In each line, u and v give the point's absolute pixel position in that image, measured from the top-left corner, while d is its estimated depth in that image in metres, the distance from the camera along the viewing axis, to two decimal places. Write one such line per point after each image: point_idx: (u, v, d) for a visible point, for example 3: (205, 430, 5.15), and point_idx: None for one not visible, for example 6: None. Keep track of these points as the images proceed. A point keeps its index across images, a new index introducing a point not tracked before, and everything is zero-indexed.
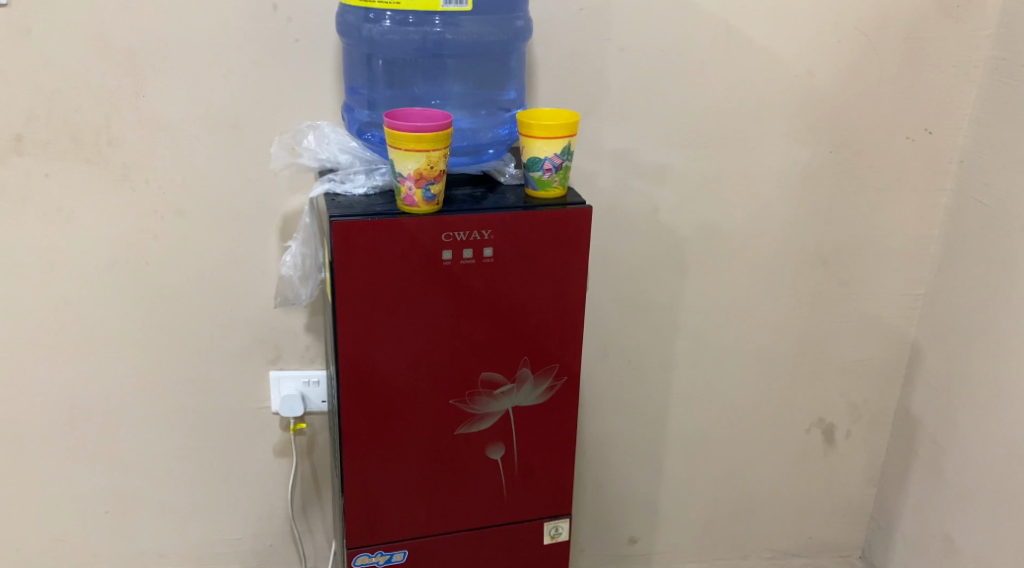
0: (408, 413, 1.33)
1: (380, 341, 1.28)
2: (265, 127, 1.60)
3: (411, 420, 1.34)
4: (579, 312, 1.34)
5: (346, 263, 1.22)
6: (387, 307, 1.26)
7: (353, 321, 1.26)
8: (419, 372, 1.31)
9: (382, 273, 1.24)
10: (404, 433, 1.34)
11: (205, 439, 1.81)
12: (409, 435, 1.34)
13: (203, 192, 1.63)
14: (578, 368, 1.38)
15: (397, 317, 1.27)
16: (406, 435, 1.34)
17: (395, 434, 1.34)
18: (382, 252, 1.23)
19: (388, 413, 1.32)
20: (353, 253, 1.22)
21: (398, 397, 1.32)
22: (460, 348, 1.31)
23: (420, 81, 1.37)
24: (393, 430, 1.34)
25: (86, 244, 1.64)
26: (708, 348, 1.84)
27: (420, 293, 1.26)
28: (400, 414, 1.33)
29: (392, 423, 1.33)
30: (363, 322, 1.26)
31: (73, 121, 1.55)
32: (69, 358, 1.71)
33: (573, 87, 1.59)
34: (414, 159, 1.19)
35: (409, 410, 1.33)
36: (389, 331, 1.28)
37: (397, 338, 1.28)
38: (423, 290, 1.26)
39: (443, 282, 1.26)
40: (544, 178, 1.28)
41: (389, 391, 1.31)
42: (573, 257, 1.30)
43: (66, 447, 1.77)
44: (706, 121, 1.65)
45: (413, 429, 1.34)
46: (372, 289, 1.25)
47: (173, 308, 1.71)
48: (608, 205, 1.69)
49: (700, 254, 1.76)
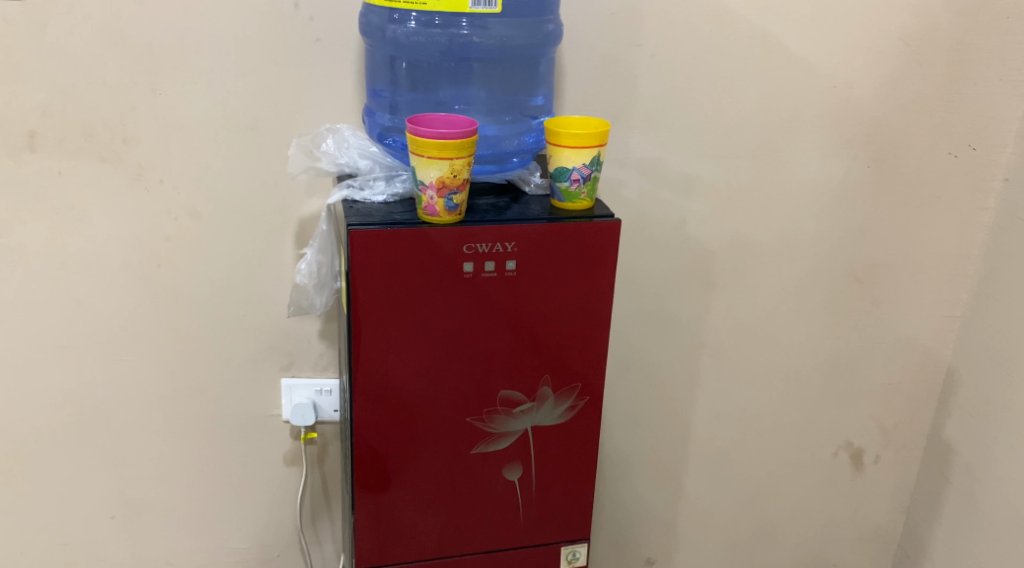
0: (423, 432, 1.28)
1: (396, 356, 1.23)
2: (285, 129, 1.55)
3: (425, 439, 1.29)
4: (604, 331, 1.29)
5: (363, 274, 1.18)
6: (404, 321, 1.21)
7: (368, 334, 1.21)
8: (435, 387, 1.26)
9: (400, 284, 1.19)
10: (418, 452, 1.29)
11: (214, 445, 1.77)
12: (424, 454, 1.29)
13: (219, 194, 1.59)
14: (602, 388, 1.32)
15: (415, 331, 1.22)
16: (420, 455, 1.29)
17: (409, 453, 1.29)
18: (400, 262, 1.18)
19: (402, 430, 1.27)
20: (370, 262, 1.17)
21: (413, 414, 1.27)
22: (478, 363, 1.26)
23: (445, 86, 1.27)
24: (407, 448, 1.29)
25: (97, 245, 1.59)
26: (734, 365, 1.78)
27: (439, 306, 1.21)
28: (415, 432, 1.28)
29: (406, 443, 1.28)
30: (378, 337, 1.22)
31: (88, 118, 1.51)
32: (77, 360, 1.67)
33: (602, 94, 1.53)
34: (436, 167, 1.14)
35: (423, 429, 1.28)
36: (406, 346, 1.23)
37: (414, 355, 1.23)
38: (442, 304, 1.21)
39: (463, 295, 1.21)
40: (571, 189, 1.23)
41: (403, 408, 1.26)
42: (599, 273, 1.25)
43: (72, 451, 1.73)
44: (739, 131, 1.59)
45: (427, 448, 1.29)
46: (388, 302, 1.20)
47: (186, 312, 1.66)
48: (635, 216, 1.63)
49: (729, 269, 1.70)
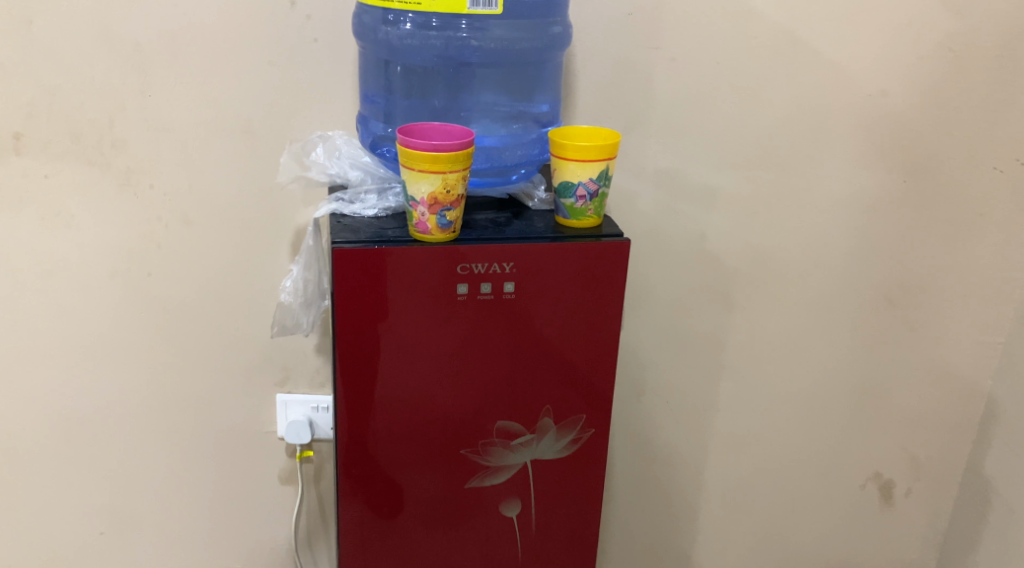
0: (413, 464, 1.19)
1: (384, 383, 1.14)
2: (280, 133, 1.47)
3: (415, 471, 1.20)
4: (611, 359, 1.19)
5: (347, 295, 1.09)
6: (392, 346, 1.12)
7: (354, 359, 1.13)
8: (427, 417, 1.17)
9: (388, 307, 1.10)
10: (408, 485, 1.20)
11: (207, 460, 1.70)
12: (414, 487, 1.20)
13: (211, 200, 1.51)
14: (608, 421, 1.22)
15: (404, 357, 1.13)
16: (410, 488, 1.20)
17: (398, 486, 1.20)
18: (388, 283, 1.09)
19: (391, 462, 1.19)
20: (356, 284, 1.09)
21: (402, 445, 1.18)
22: (473, 392, 1.16)
23: (442, 92, 1.18)
24: (396, 481, 1.20)
25: (85, 251, 1.52)
26: (755, 390, 1.67)
27: (431, 331, 1.12)
28: (405, 464, 1.19)
29: (395, 475, 1.19)
30: (365, 362, 1.13)
31: (75, 119, 1.44)
32: (65, 370, 1.60)
33: (616, 100, 1.43)
34: (428, 181, 1.05)
35: (413, 460, 1.19)
36: (394, 373, 1.14)
37: (402, 382, 1.15)
38: (433, 328, 1.12)
39: (457, 319, 1.12)
40: (576, 206, 1.13)
41: (392, 438, 1.17)
42: (605, 297, 1.15)
43: (59, 463, 1.67)
44: (764, 141, 1.48)
45: (417, 481, 1.20)
46: (375, 325, 1.11)
47: (177, 323, 1.59)
48: (651, 230, 1.53)
49: (752, 288, 1.59)
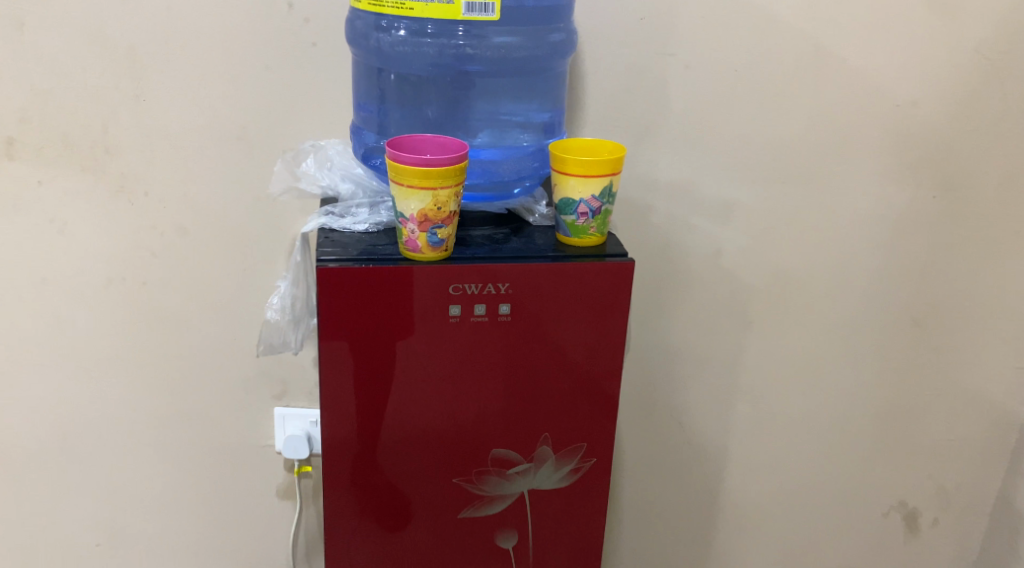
0: (405, 490, 1.14)
1: (373, 407, 1.09)
2: (278, 141, 1.42)
3: (407, 498, 1.14)
4: (614, 385, 1.12)
5: (333, 315, 1.04)
6: (381, 369, 1.07)
7: (341, 382, 1.07)
8: (418, 443, 1.11)
9: (376, 329, 1.05)
10: (399, 512, 1.15)
11: (203, 474, 1.65)
12: (405, 514, 1.15)
13: (207, 209, 1.46)
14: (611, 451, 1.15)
15: (393, 380, 1.08)
16: (401, 515, 1.15)
17: (388, 513, 1.15)
18: (375, 303, 1.03)
19: (381, 487, 1.13)
20: (342, 304, 1.03)
21: (392, 471, 1.13)
22: (466, 418, 1.11)
23: (436, 102, 1.11)
24: (386, 507, 1.15)
25: (79, 259, 1.49)
26: (772, 413, 1.59)
27: (421, 354, 1.07)
28: (396, 491, 1.14)
29: (385, 501, 1.14)
30: (352, 385, 1.08)
31: (68, 125, 1.40)
32: (59, 380, 1.56)
33: (627, 109, 1.36)
34: (418, 198, 0.99)
35: (404, 487, 1.14)
36: (383, 397, 1.08)
37: (392, 406, 1.09)
38: (424, 352, 1.07)
39: (449, 341, 1.06)
40: (578, 223, 1.07)
41: (382, 464, 1.12)
42: (608, 320, 1.08)
43: (54, 473, 1.63)
44: (784, 153, 1.41)
45: (409, 508, 1.15)
46: (362, 347, 1.06)
47: (173, 333, 1.55)
48: (663, 245, 1.46)
49: (770, 307, 1.51)
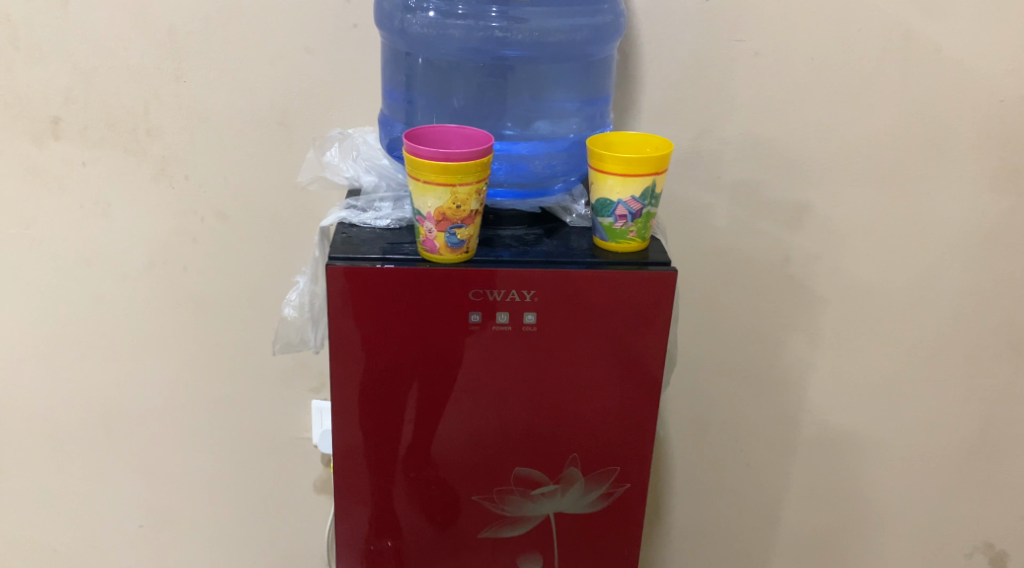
0: (436, 495, 1.05)
1: (393, 415, 1.01)
2: (319, 126, 1.37)
3: (439, 503, 1.05)
4: (653, 400, 1.02)
5: (344, 318, 0.96)
6: (400, 375, 0.99)
7: (353, 389, 1.00)
8: (436, 457, 1.03)
9: (391, 334, 0.97)
10: (431, 516, 1.06)
11: (242, 462, 1.63)
12: (438, 519, 1.06)
13: (247, 194, 1.42)
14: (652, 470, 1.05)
15: (411, 390, 1.00)
16: (433, 520, 1.06)
17: (420, 517, 1.06)
18: (390, 307, 0.95)
19: (410, 491, 1.05)
20: (353, 307, 0.95)
21: (422, 474, 1.04)
22: (488, 434, 1.02)
23: (465, 90, 1.02)
24: (418, 511, 1.06)
25: (122, 242, 1.47)
26: (842, 438, 1.45)
27: (439, 363, 0.98)
28: (426, 494, 1.05)
29: (416, 505, 1.06)
30: (366, 394, 1.00)
31: (110, 106, 1.37)
32: (102, 361, 1.56)
33: (688, 100, 1.24)
34: (435, 195, 0.90)
35: (435, 492, 1.05)
36: (398, 407, 1.00)
37: (409, 416, 1.01)
38: (442, 361, 0.98)
39: (469, 350, 0.98)
40: (615, 227, 0.97)
41: (411, 466, 1.04)
42: (646, 331, 0.98)
43: (98, 455, 1.63)
44: (865, 153, 1.26)
45: (442, 513, 1.06)
46: (376, 354, 0.98)
47: (213, 320, 1.52)
48: (723, 251, 1.34)
49: (843, 323, 1.37)
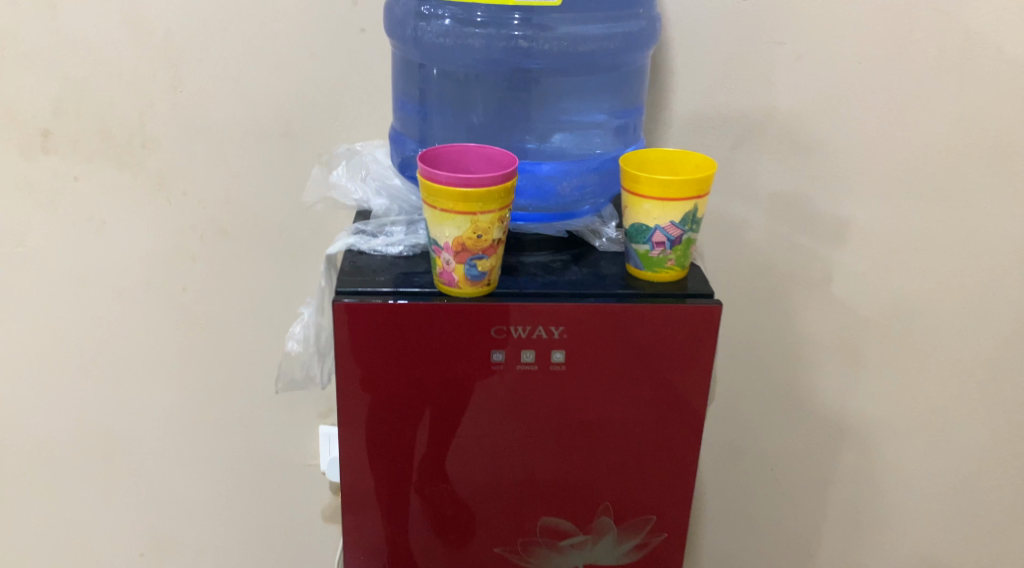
0: (450, 512, 0.95)
1: (408, 458, 0.92)
2: (326, 138, 1.25)
3: (453, 520, 0.95)
4: (696, 439, 0.92)
5: (352, 357, 0.87)
6: (415, 418, 0.90)
7: (364, 432, 0.91)
8: (455, 504, 0.94)
9: (405, 374, 0.88)
10: (444, 534, 0.96)
11: (246, 488, 1.54)
12: (451, 537, 0.96)
13: (251, 210, 1.30)
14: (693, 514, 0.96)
15: (428, 433, 0.91)
16: (446, 538, 0.96)
17: (431, 536, 0.96)
18: (403, 345, 0.87)
19: (423, 507, 0.95)
20: (363, 345, 0.87)
21: (437, 489, 0.94)
22: (511, 479, 0.93)
23: (485, 105, 0.93)
24: (429, 527, 0.96)
25: (119, 261, 1.35)
26: (884, 467, 1.36)
27: (457, 404, 0.89)
28: (440, 511, 0.95)
29: (428, 522, 0.95)
30: (379, 436, 0.91)
31: (104, 117, 1.24)
32: (99, 387, 1.45)
33: (723, 108, 1.15)
34: (454, 224, 0.81)
35: (450, 509, 0.95)
36: (413, 450, 0.92)
37: (426, 460, 0.92)
38: (461, 403, 0.89)
39: (490, 391, 0.89)
40: (652, 254, 0.88)
41: (425, 480, 0.93)
42: (688, 368, 0.89)
43: (99, 481, 1.53)
44: (914, 165, 1.17)
45: (456, 531, 0.96)
46: (389, 395, 0.89)
47: (217, 342, 1.41)
48: (761, 268, 1.24)
49: (889, 345, 1.28)
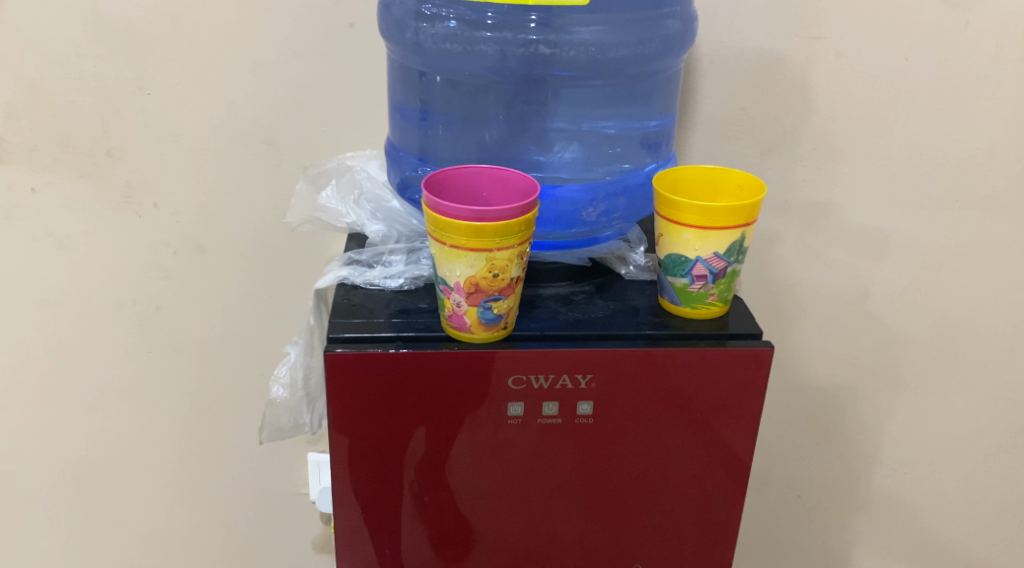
0: (449, 524, 0.82)
1: (409, 503, 0.81)
2: (312, 145, 1.09)
3: (453, 534, 0.82)
4: (741, 492, 0.82)
5: (349, 399, 0.76)
6: (419, 462, 0.79)
7: (359, 476, 0.79)
8: (462, 551, 0.83)
9: (409, 418, 0.77)
10: (440, 548, 0.83)
11: (230, 522, 1.33)
12: (448, 550, 0.83)
13: (230, 225, 1.13)
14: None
15: (433, 477, 0.79)
16: (441, 551, 0.83)
17: (426, 550, 0.83)
18: (408, 389, 0.75)
19: (419, 516, 0.81)
20: (362, 385, 0.75)
21: (437, 498, 0.80)
22: (526, 528, 0.82)
23: (499, 119, 0.82)
24: (424, 539, 0.82)
25: (84, 282, 1.16)
26: (920, 491, 1.26)
27: (468, 450, 0.78)
28: (438, 522, 0.82)
29: (424, 538, 0.82)
30: (376, 480, 0.80)
31: (63, 123, 1.06)
32: (60, 424, 1.25)
33: (756, 111, 1.03)
34: (465, 262, 0.70)
35: (451, 531, 0.82)
36: (416, 494, 0.80)
37: (430, 506, 0.81)
38: (474, 449, 0.78)
39: (507, 438, 0.78)
40: (691, 289, 0.77)
41: (424, 489, 0.80)
42: (737, 417, 0.78)
43: (70, 528, 1.33)
44: (965, 171, 1.06)
45: (454, 546, 0.83)
46: (390, 438, 0.78)
47: (192, 363, 1.21)
48: (791, 285, 1.13)
49: (928, 366, 1.18)
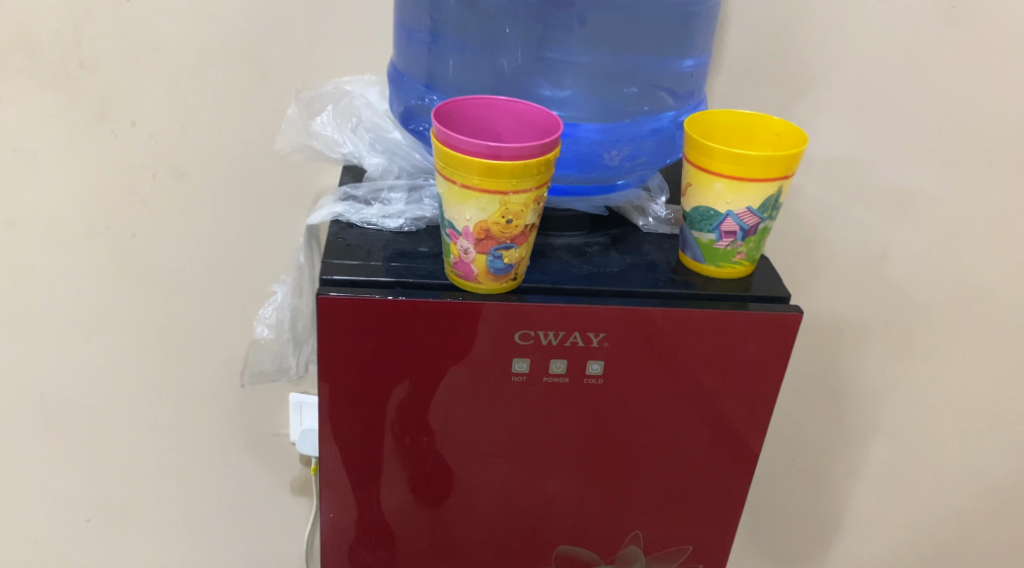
0: (433, 469, 0.76)
1: (392, 445, 0.75)
2: (303, 67, 1.00)
3: (436, 479, 0.77)
4: (750, 463, 0.77)
5: (338, 339, 0.69)
6: (407, 405, 0.73)
7: (342, 416, 0.73)
8: (445, 498, 0.78)
9: (400, 360, 0.70)
10: (420, 491, 0.77)
11: (204, 460, 1.27)
12: (429, 494, 0.77)
13: (213, 150, 1.05)
14: (727, 538, 0.82)
15: (419, 420, 0.73)
16: (421, 495, 0.77)
17: (406, 494, 0.77)
18: (404, 334, 0.69)
19: (400, 458, 0.75)
20: (351, 324, 0.69)
21: (421, 442, 0.74)
22: (516, 481, 0.77)
23: (516, 47, 0.75)
24: (405, 481, 0.77)
25: (52, 204, 1.07)
26: (917, 459, 1.23)
27: (460, 397, 0.72)
28: (421, 466, 0.76)
29: (404, 480, 0.77)
30: (359, 422, 0.73)
31: (30, 25, 0.96)
32: (23, 352, 1.17)
33: (786, 55, 0.96)
34: (477, 205, 0.64)
35: (434, 477, 0.76)
36: (399, 436, 0.74)
37: (414, 449, 0.75)
38: (467, 397, 0.72)
39: (505, 390, 0.72)
40: (718, 247, 0.71)
41: (407, 430, 0.74)
42: (755, 384, 0.73)
43: (34, 460, 1.25)
44: (999, 132, 1.00)
45: (435, 490, 0.77)
46: (378, 379, 0.71)
47: (168, 294, 1.14)
48: (805, 244, 1.08)
49: (939, 333, 1.13)
